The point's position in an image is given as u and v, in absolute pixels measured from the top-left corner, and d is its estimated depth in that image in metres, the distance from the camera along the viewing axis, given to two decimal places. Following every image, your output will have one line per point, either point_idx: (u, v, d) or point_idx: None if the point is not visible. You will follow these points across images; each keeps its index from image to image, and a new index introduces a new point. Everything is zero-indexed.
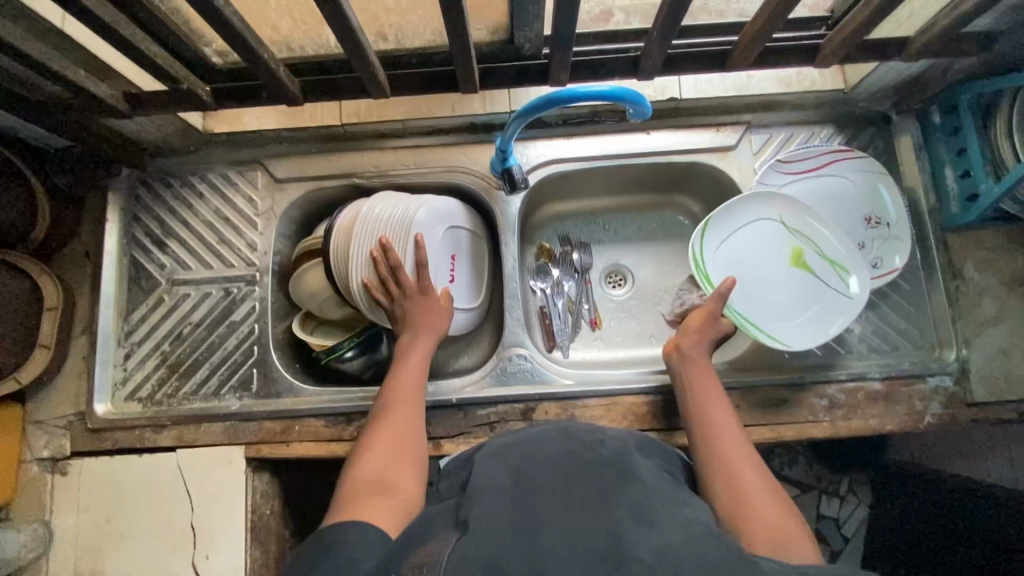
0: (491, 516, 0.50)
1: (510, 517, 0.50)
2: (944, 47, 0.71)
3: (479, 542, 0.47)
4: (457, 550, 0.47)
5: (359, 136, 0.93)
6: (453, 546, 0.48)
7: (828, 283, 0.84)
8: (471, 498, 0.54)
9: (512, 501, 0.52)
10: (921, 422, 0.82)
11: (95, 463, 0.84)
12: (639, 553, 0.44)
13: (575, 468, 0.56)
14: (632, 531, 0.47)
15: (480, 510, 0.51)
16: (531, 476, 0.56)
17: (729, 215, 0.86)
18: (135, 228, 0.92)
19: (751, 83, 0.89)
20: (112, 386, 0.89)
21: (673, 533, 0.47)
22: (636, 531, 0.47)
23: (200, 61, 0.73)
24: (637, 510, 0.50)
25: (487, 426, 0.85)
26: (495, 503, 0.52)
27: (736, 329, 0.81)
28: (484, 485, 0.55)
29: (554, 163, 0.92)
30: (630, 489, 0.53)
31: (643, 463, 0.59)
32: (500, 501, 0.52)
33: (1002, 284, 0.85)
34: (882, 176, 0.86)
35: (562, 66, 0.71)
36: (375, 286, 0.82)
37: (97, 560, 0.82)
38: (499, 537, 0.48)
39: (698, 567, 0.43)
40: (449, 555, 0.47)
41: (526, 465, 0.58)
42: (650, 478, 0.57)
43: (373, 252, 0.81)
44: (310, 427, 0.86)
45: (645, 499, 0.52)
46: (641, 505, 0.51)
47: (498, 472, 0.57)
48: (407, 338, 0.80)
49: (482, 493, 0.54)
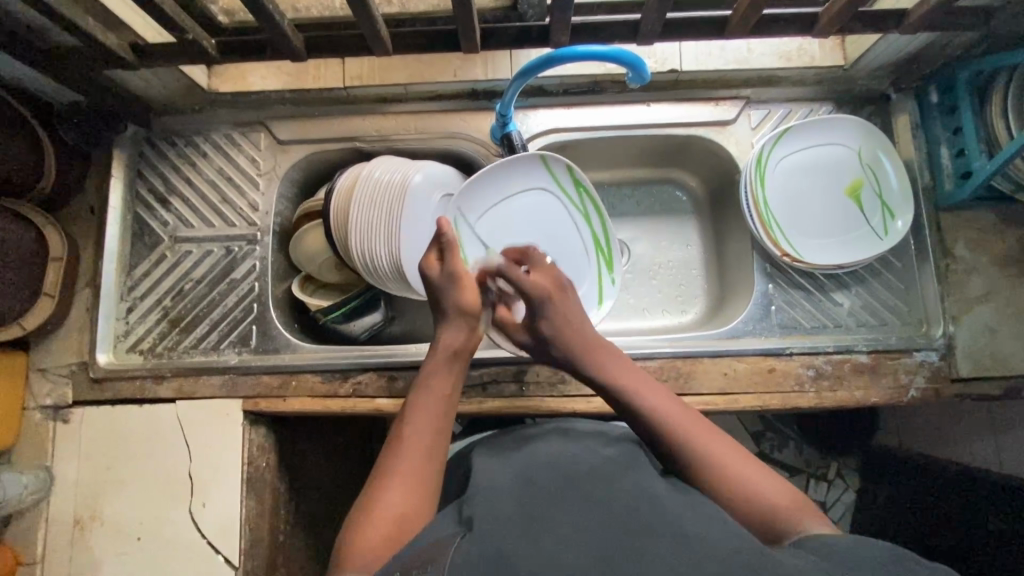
0: (496, 513, 0.50)
1: (518, 512, 0.50)
2: (943, 20, 0.71)
3: (486, 536, 0.47)
4: (464, 542, 0.48)
5: (361, 100, 0.94)
6: (460, 543, 0.48)
7: (868, 219, 0.88)
8: (473, 499, 0.54)
9: (519, 499, 0.53)
10: (905, 395, 0.84)
11: (97, 411, 0.87)
12: (653, 537, 0.46)
13: (582, 466, 0.58)
14: (650, 517, 0.48)
15: (484, 506, 0.52)
16: (538, 477, 0.57)
17: (810, 131, 0.89)
18: (139, 185, 0.94)
19: (752, 56, 0.88)
20: (114, 338, 0.91)
21: (692, 524, 0.48)
22: (649, 516, 0.48)
23: (205, 13, 0.74)
24: (648, 497, 0.52)
25: (480, 387, 0.87)
26: (497, 503, 0.52)
27: (763, 224, 0.87)
28: (489, 486, 0.56)
29: (554, 133, 0.92)
30: (637, 479, 0.56)
31: (651, 463, 0.61)
32: (506, 498, 0.53)
33: (993, 264, 0.86)
34: (888, 151, 0.88)
35: (562, 29, 0.72)
36: (432, 254, 0.74)
37: (97, 505, 0.84)
38: (507, 531, 0.48)
39: (716, 553, 0.44)
40: (458, 547, 0.47)
41: (531, 466, 0.60)
42: (654, 470, 0.59)
43: (428, 258, 0.74)
44: (306, 382, 0.88)
45: (650, 488, 0.54)
46: (653, 495, 0.53)
47: (503, 473, 0.59)
48: (451, 329, 0.71)
49: (490, 491, 0.55)
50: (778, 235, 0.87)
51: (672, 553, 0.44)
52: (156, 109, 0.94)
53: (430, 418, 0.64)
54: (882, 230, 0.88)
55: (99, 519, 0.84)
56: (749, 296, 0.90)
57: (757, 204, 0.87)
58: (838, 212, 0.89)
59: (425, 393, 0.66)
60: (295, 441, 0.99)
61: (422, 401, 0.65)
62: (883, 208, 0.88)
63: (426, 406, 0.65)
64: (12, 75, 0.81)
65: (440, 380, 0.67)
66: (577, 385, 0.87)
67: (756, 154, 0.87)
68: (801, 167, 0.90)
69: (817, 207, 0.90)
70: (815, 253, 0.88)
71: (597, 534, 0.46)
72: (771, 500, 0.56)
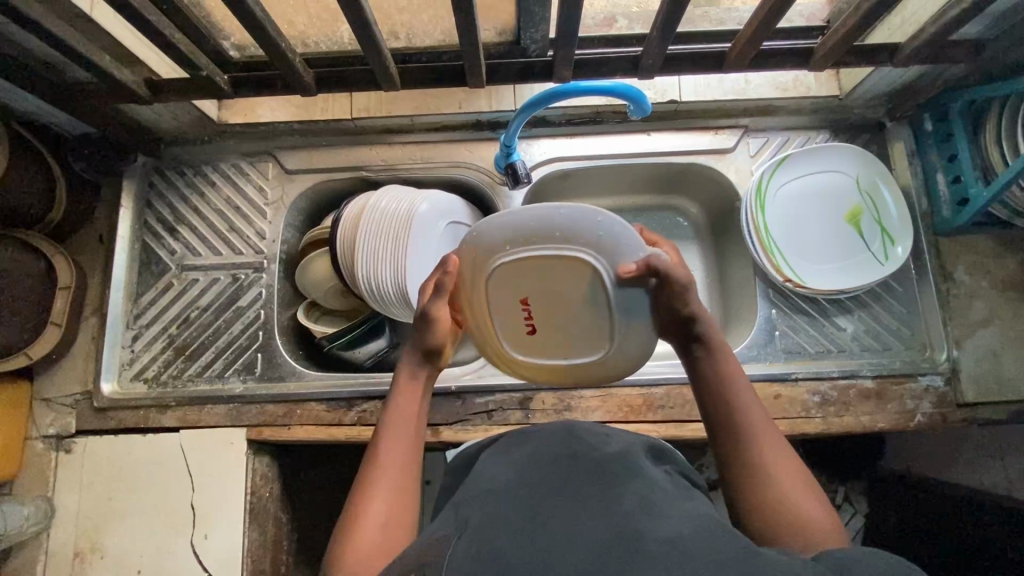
0: (490, 516, 0.50)
1: (511, 515, 0.50)
2: (936, 54, 0.73)
3: (476, 537, 0.47)
4: (457, 545, 0.47)
5: (367, 130, 0.95)
6: (454, 545, 0.47)
7: (870, 245, 0.89)
8: (472, 504, 0.53)
9: (515, 501, 0.52)
10: (912, 421, 0.83)
11: (100, 441, 0.86)
12: (643, 540, 0.45)
13: (575, 471, 0.57)
14: (640, 521, 0.47)
15: (482, 511, 0.51)
16: (536, 479, 0.56)
17: (810, 157, 0.91)
18: (148, 214, 0.95)
19: (750, 87, 0.90)
20: (119, 366, 0.91)
21: (680, 525, 0.47)
22: (645, 520, 0.47)
23: (219, 52, 0.76)
24: (642, 502, 0.51)
25: (485, 414, 0.87)
26: (495, 508, 0.51)
27: (764, 250, 0.88)
28: (485, 489, 0.56)
29: (555, 162, 0.94)
30: (635, 484, 0.54)
31: (650, 465, 0.60)
32: (502, 500, 0.52)
33: (993, 288, 0.86)
34: (885, 177, 0.90)
35: (566, 63, 0.74)
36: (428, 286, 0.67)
37: (98, 537, 0.83)
38: (498, 533, 0.47)
39: (706, 552, 0.43)
40: (450, 548, 0.47)
41: (531, 466, 0.59)
42: (660, 476, 0.58)
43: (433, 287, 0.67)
44: (311, 411, 0.87)
45: (648, 495, 0.52)
46: (646, 499, 0.51)
47: (502, 473, 0.59)
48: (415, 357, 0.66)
49: (486, 494, 0.54)
50: (780, 261, 0.88)
51: (664, 553, 0.43)
52: (166, 140, 0.96)
53: (405, 434, 0.61)
54: (883, 255, 0.89)
55: (98, 551, 0.83)
56: (752, 322, 0.91)
57: (758, 230, 0.89)
58: (838, 239, 0.91)
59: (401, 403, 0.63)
60: (297, 470, 0.98)
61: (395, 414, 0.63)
62: (882, 234, 0.89)
63: (399, 418, 0.62)
64: (27, 109, 0.82)
65: (415, 393, 0.64)
66: (583, 412, 0.87)
67: (756, 182, 0.89)
68: (800, 194, 0.92)
69: (817, 233, 0.91)
70: (816, 278, 0.89)
71: (591, 541, 0.45)
72: (802, 513, 0.52)
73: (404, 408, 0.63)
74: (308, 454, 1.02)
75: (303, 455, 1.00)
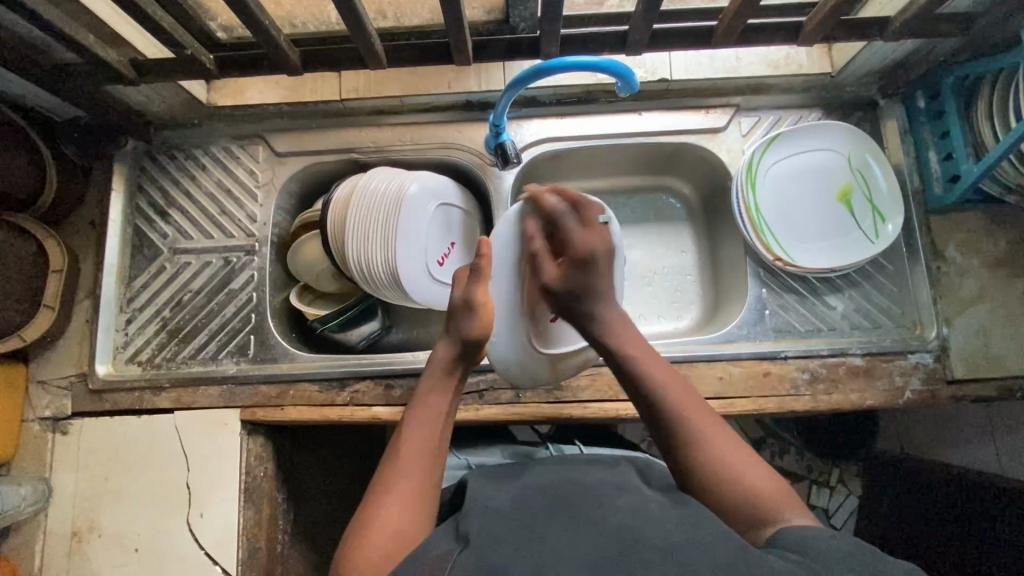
0: (490, 528, 0.51)
1: (511, 529, 0.50)
2: (924, 28, 0.72)
3: (479, 552, 0.47)
4: (460, 559, 0.48)
5: (356, 111, 0.95)
6: (455, 560, 0.48)
7: (861, 223, 0.89)
8: (470, 516, 0.54)
9: (513, 515, 0.53)
10: (901, 397, 0.84)
11: (95, 423, 0.87)
12: (642, 549, 0.46)
13: (572, 487, 0.58)
14: (638, 528, 0.48)
15: (480, 522, 0.52)
16: (532, 496, 0.57)
17: (801, 136, 0.90)
18: (139, 198, 0.95)
19: (740, 65, 0.90)
20: (113, 350, 0.91)
21: (676, 530, 0.48)
22: (641, 526, 0.49)
23: (205, 32, 0.76)
24: (637, 509, 0.52)
25: (476, 394, 0.87)
26: (495, 517, 0.53)
27: (754, 228, 0.88)
28: (483, 504, 0.56)
29: (545, 143, 0.94)
30: (627, 496, 0.55)
31: (643, 483, 0.61)
32: (501, 514, 0.53)
33: (984, 266, 0.86)
34: (877, 155, 0.89)
35: (552, 41, 0.74)
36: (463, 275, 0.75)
37: (95, 516, 0.84)
38: (500, 547, 0.48)
39: (703, 558, 0.44)
40: (453, 561, 0.48)
41: (527, 485, 0.60)
42: (651, 490, 0.59)
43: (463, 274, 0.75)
44: (303, 392, 0.88)
45: (643, 504, 0.53)
46: (641, 507, 0.53)
47: (497, 491, 0.60)
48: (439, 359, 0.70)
49: (484, 508, 0.55)
50: (770, 239, 0.88)
51: (664, 563, 0.44)
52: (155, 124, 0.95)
53: (426, 435, 0.64)
54: (873, 233, 0.88)
55: (95, 530, 0.84)
56: (743, 300, 0.91)
57: (748, 210, 0.88)
58: (828, 217, 0.90)
59: (424, 405, 0.66)
60: (294, 451, 0.99)
61: (418, 417, 0.65)
62: (873, 213, 0.89)
63: (420, 419, 0.65)
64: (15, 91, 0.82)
65: (438, 397, 0.67)
66: (574, 391, 0.87)
67: (746, 161, 0.89)
68: (791, 172, 0.91)
69: (807, 212, 0.91)
70: (806, 256, 0.89)
71: (587, 549, 0.47)
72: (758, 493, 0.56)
73: (425, 411, 0.66)
74: (305, 437, 1.03)
75: (299, 437, 1.01)
